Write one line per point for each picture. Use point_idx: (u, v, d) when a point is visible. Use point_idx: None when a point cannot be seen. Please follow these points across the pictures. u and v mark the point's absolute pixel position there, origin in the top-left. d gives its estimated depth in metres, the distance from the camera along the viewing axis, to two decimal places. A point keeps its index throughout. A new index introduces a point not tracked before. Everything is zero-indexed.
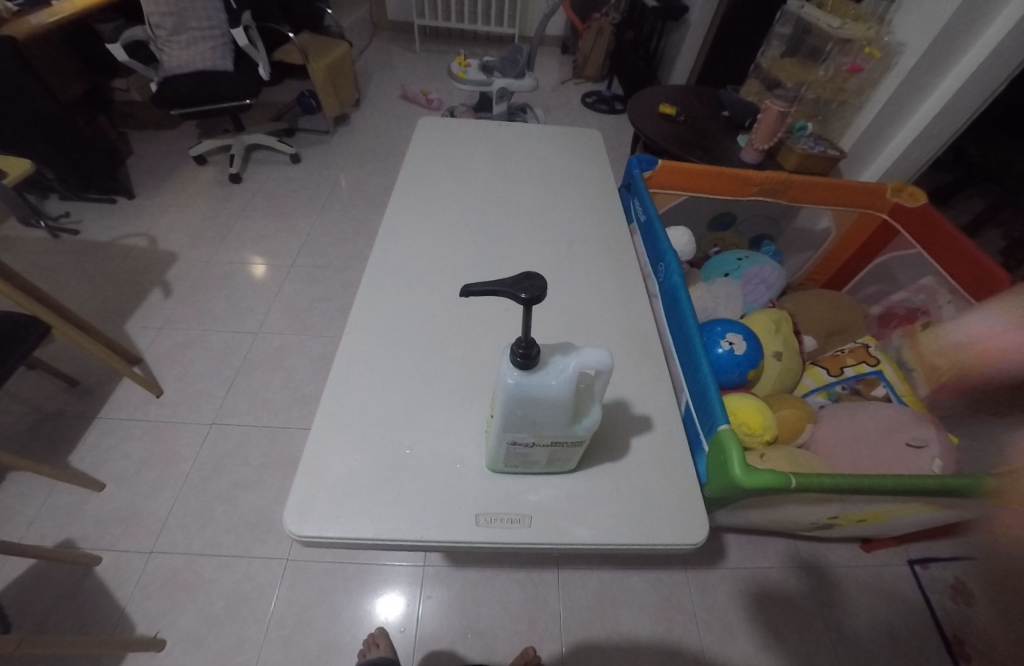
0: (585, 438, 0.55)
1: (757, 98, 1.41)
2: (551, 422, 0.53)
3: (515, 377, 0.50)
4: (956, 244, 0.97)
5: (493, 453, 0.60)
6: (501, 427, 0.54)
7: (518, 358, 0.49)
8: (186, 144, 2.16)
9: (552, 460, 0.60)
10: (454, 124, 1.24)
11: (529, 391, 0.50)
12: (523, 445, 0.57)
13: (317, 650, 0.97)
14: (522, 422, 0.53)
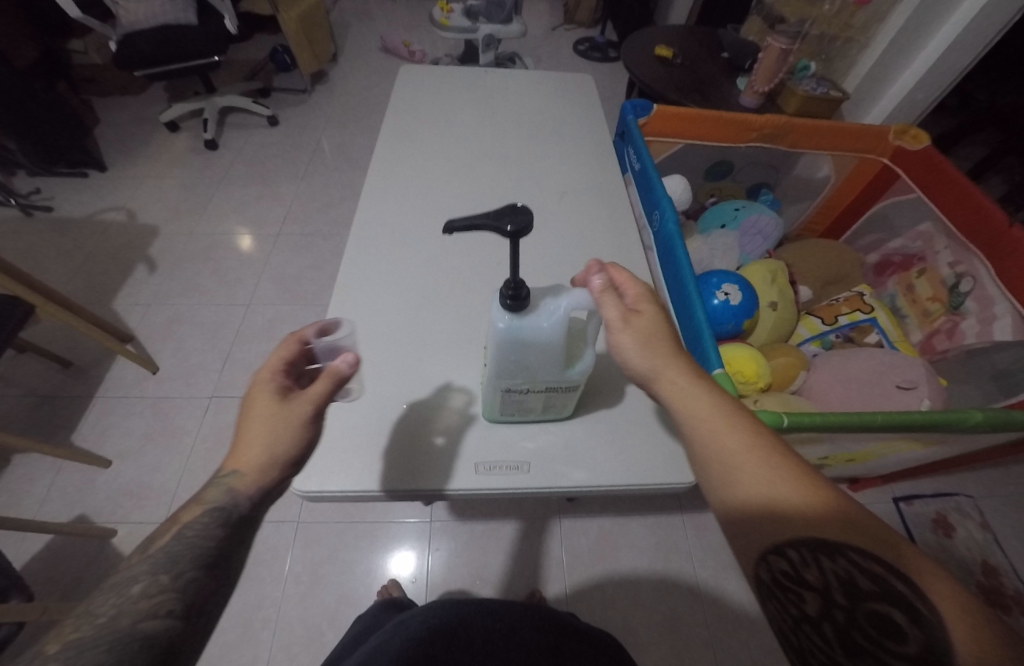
0: (579, 382, 0.55)
1: (758, 37, 1.33)
2: (543, 366, 0.54)
3: (506, 320, 0.49)
4: (958, 187, 0.95)
5: (489, 402, 0.60)
6: (494, 373, 0.54)
7: (508, 301, 0.48)
8: (154, 108, 2.04)
9: (548, 406, 0.61)
10: (437, 72, 1.17)
11: (520, 334, 0.50)
12: (517, 392, 0.57)
13: (335, 604, 1.02)
14: (515, 366, 0.53)
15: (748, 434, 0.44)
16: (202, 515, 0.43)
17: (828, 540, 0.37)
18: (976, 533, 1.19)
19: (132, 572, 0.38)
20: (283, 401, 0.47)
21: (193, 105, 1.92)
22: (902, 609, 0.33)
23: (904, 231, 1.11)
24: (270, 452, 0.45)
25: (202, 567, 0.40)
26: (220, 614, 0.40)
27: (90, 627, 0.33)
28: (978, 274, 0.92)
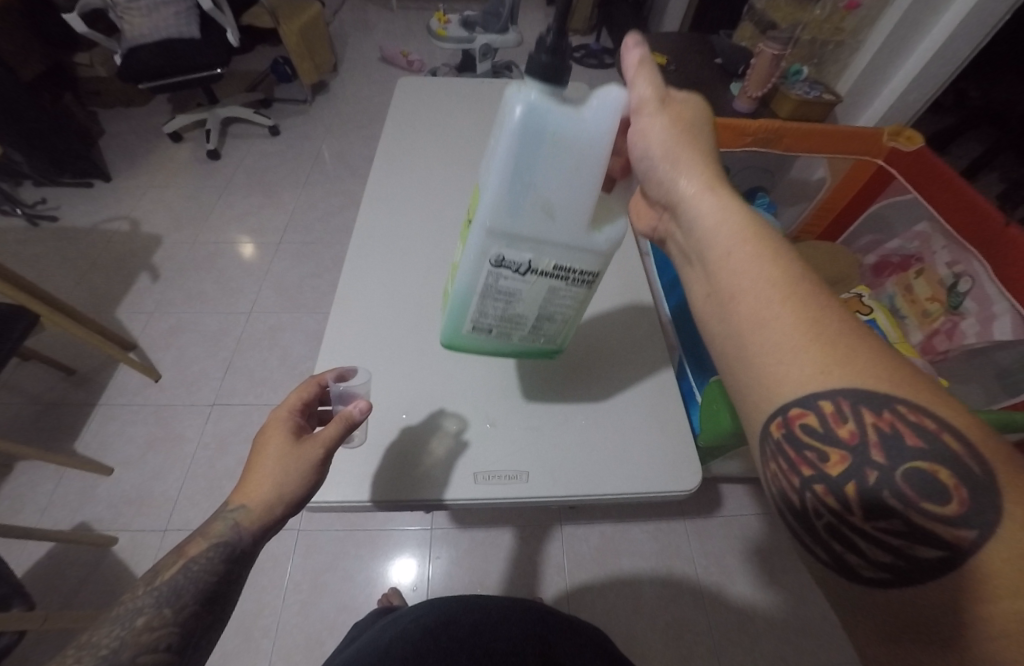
0: (604, 253, 0.47)
1: (750, 43, 1.34)
2: (564, 209, 0.44)
3: (538, 97, 0.40)
4: (954, 188, 0.94)
5: (472, 275, 0.49)
6: (495, 202, 0.44)
7: (548, 61, 0.40)
8: (158, 121, 2.07)
9: (540, 297, 0.52)
10: (436, 82, 1.19)
11: (553, 125, 0.40)
12: (513, 259, 0.47)
13: (335, 612, 1.02)
14: (531, 198, 0.44)
15: (787, 261, 0.38)
16: (205, 551, 0.49)
17: (868, 387, 0.32)
18: None
19: (137, 604, 0.45)
20: (296, 439, 0.52)
21: (197, 117, 1.95)
22: (954, 469, 0.29)
23: (902, 231, 1.11)
24: (275, 490, 0.50)
25: (200, 602, 0.46)
26: (213, 639, 0.47)
27: (95, 658, 0.40)
28: (975, 271, 0.91)
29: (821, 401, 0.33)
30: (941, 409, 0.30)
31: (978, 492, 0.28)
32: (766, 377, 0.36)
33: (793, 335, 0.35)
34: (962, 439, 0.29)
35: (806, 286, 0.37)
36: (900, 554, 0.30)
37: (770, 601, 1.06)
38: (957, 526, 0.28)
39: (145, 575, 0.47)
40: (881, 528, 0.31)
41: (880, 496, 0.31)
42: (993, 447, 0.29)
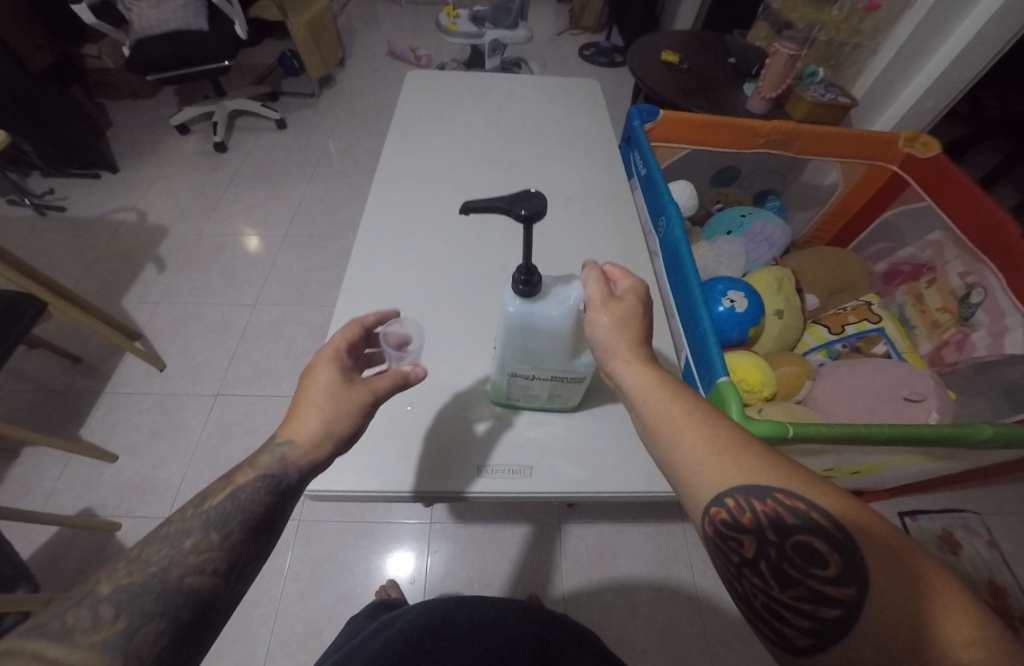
0: (586, 374, 0.56)
1: (764, 43, 1.31)
2: (550, 356, 0.55)
3: (516, 306, 0.50)
4: (969, 196, 0.92)
5: (496, 385, 0.62)
6: (502, 356, 0.56)
7: (520, 285, 0.49)
8: (168, 111, 2.08)
9: (553, 396, 0.62)
10: (445, 75, 1.18)
11: (530, 320, 0.51)
12: (523, 378, 0.59)
13: (332, 601, 1.03)
14: (521, 354, 0.55)
15: (689, 398, 0.47)
16: (252, 480, 0.46)
17: (761, 488, 0.39)
18: (983, 550, 1.15)
19: (186, 525, 0.42)
20: (347, 382, 0.51)
21: (206, 109, 1.95)
22: (827, 539, 0.36)
23: (913, 240, 1.09)
24: (325, 428, 0.49)
25: (245, 529, 0.44)
26: (259, 569, 0.45)
27: (144, 574, 0.38)
28: (988, 282, 0.91)
29: (728, 501, 0.40)
30: (813, 493, 0.38)
31: (846, 553, 0.35)
32: (688, 494, 0.43)
33: (698, 455, 0.43)
34: (828, 515, 0.36)
35: (705, 415, 0.46)
36: (816, 617, 0.35)
37: None
38: (840, 585, 0.34)
39: (194, 498, 0.44)
40: (794, 597, 0.37)
41: (784, 570, 0.37)
42: (854, 514, 0.36)
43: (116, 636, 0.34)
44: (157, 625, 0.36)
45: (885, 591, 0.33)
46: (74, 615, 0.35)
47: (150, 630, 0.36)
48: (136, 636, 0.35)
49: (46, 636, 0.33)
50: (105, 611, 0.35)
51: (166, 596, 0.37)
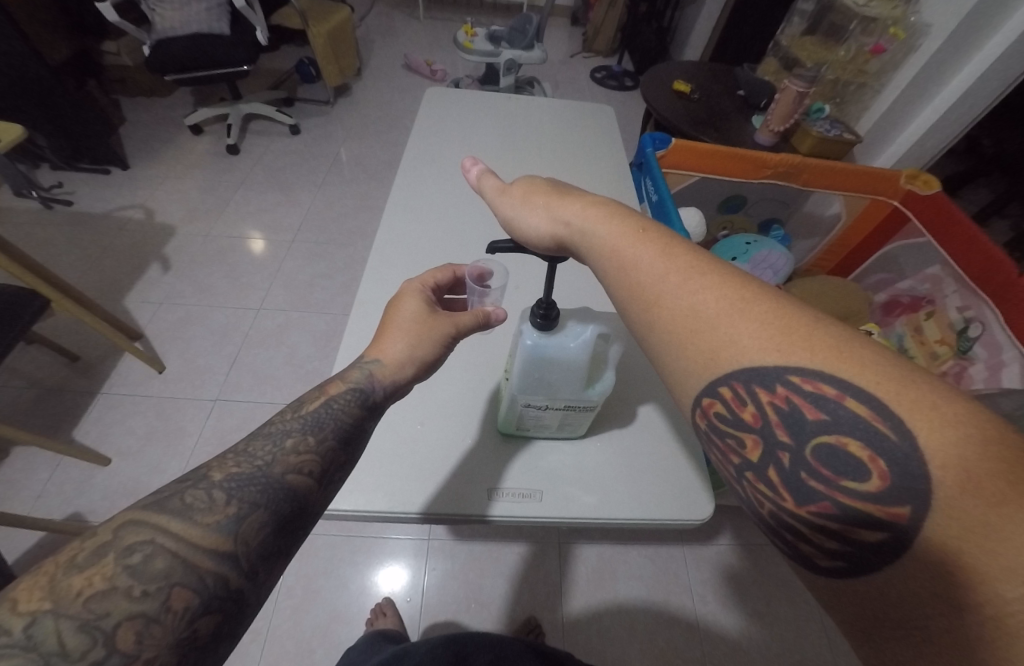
0: (598, 403, 0.57)
1: (774, 77, 1.39)
2: (565, 385, 0.56)
3: (534, 338, 0.52)
4: (967, 234, 0.96)
5: (506, 415, 0.62)
6: (516, 388, 0.57)
7: (538, 319, 0.51)
8: (178, 111, 2.08)
9: (563, 424, 0.62)
10: (464, 93, 1.21)
11: (547, 351, 0.53)
12: (536, 408, 0.59)
13: (326, 619, 1.00)
14: (537, 384, 0.56)
15: (678, 250, 0.39)
16: (344, 392, 0.49)
17: (762, 365, 0.32)
18: None
19: (285, 427, 0.44)
20: (432, 312, 0.57)
21: (219, 112, 1.96)
22: (863, 439, 0.29)
23: (912, 274, 1.12)
24: (409, 352, 0.54)
25: (340, 440, 0.46)
26: (345, 480, 0.46)
27: (250, 466, 0.40)
28: (987, 318, 0.92)
29: (722, 386, 0.34)
30: (850, 371, 0.30)
31: (900, 464, 0.27)
32: (672, 382, 0.37)
33: (689, 328, 0.36)
34: (872, 402, 0.29)
35: (701, 264, 0.37)
36: (849, 538, 0.29)
37: (762, 634, 1.05)
38: (887, 504, 0.28)
39: (291, 403, 0.47)
40: (816, 516, 0.30)
41: (799, 481, 0.31)
42: (907, 395, 0.28)
43: (228, 520, 0.36)
44: (261, 514, 0.37)
45: (955, 517, 0.26)
46: (191, 496, 0.36)
47: (256, 518, 0.37)
48: (243, 523, 0.36)
49: (167, 512, 0.34)
50: (218, 495, 0.37)
51: (270, 488, 0.39)
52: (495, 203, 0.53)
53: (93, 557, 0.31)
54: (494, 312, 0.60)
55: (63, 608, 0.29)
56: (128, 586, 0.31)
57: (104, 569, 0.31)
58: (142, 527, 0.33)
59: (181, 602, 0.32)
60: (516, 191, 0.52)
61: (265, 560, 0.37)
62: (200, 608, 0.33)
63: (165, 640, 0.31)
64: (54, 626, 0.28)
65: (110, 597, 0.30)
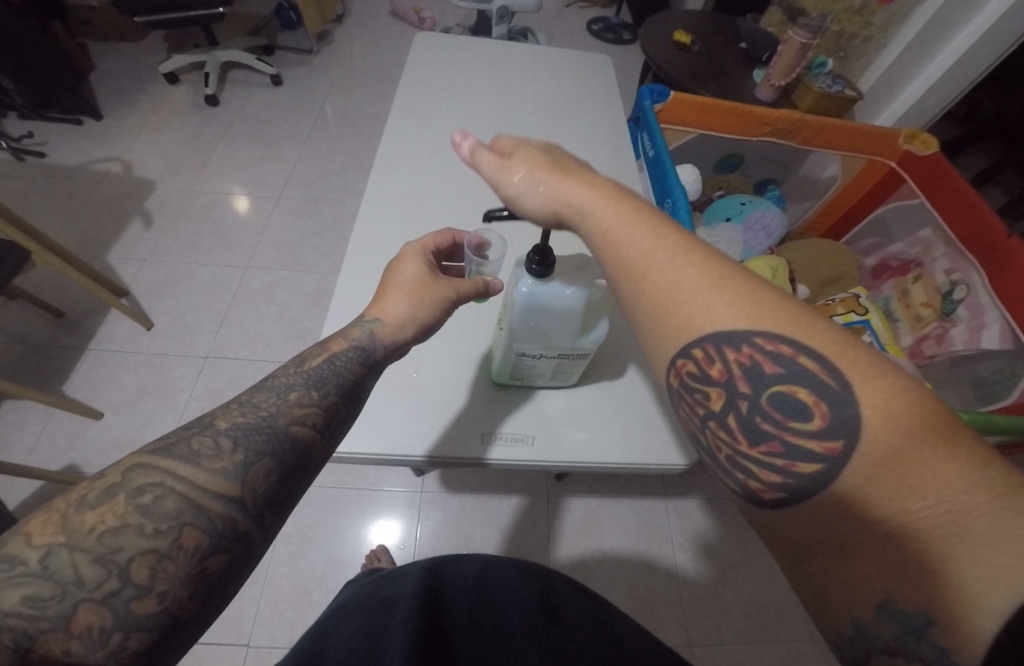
0: (590, 351, 0.58)
1: (777, 29, 1.32)
2: (560, 333, 0.56)
3: (529, 285, 0.52)
4: (960, 196, 0.95)
5: (501, 365, 0.62)
6: (511, 336, 0.57)
7: (534, 265, 0.51)
8: (152, 58, 1.97)
9: (557, 372, 0.63)
10: (454, 37, 1.15)
11: (542, 299, 0.52)
12: (531, 357, 0.59)
13: (323, 564, 1.04)
14: (533, 333, 0.56)
15: (668, 229, 0.40)
16: (345, 350, 0.49)
17: (734, 330, 0.35)
18: None
19: (289, 380, 0.44)
20: (433, 274, 0.56)
21: (195, 58, 1.86)
22: (811, 387, 0.32)
23: (902, 236, 1.12)
24: (410, 314, 0.54)
25: (332, 396, 0.45)
26: (346, 434, 0.47)
27: (255, 416, 0.40)
28: (972, 280, 0.93)
29: (695, 349, 0.37)
30: (804, 334, 0.33)
31: (838, 405, 0.31)
32: (649, 344, 0.40)
33: (669, 301, 0.38)
34: (819, 357, 0.32)
35: (689, 242, 0.39)
36: (794, 477, 0.32)
37: (737, 580, 1.11)
38: (825, 441, 0.31)
39: (293, 359, 0.47)
40: (766, 455, 0.34)
41: (756, 425, 0.34)
42: (849, 354, 0.32)
43: (234, 467, 0.36)
44: (267, 463, 0.38)
45: (887, 450, 0.29)
46: (198, 442, 0.37)
47: (262, 466, 0.38)
48: (250, 470, 0.37)
49: (175, 457, 0.35)
50: (225, 442, 0.37)
51: (275, 438, 0.39)
52: (494, 180, 0.48)
53: (104, 496, 0.32)
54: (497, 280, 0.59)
55: (77, 542, 0.30)
56: (140, 524, 0.32)
57: (115, 507, 0.32)
58: (151, 470, 0.34)
59: (191, 541, 0.33)
60: (516, 164, 0.47)
61: (271, 506, 0.38)
62: (210, 547, 0.34)
63: (178, 574, 0.32)
64: (69, 558, 0.29)
65: (123, 533, 0.31)
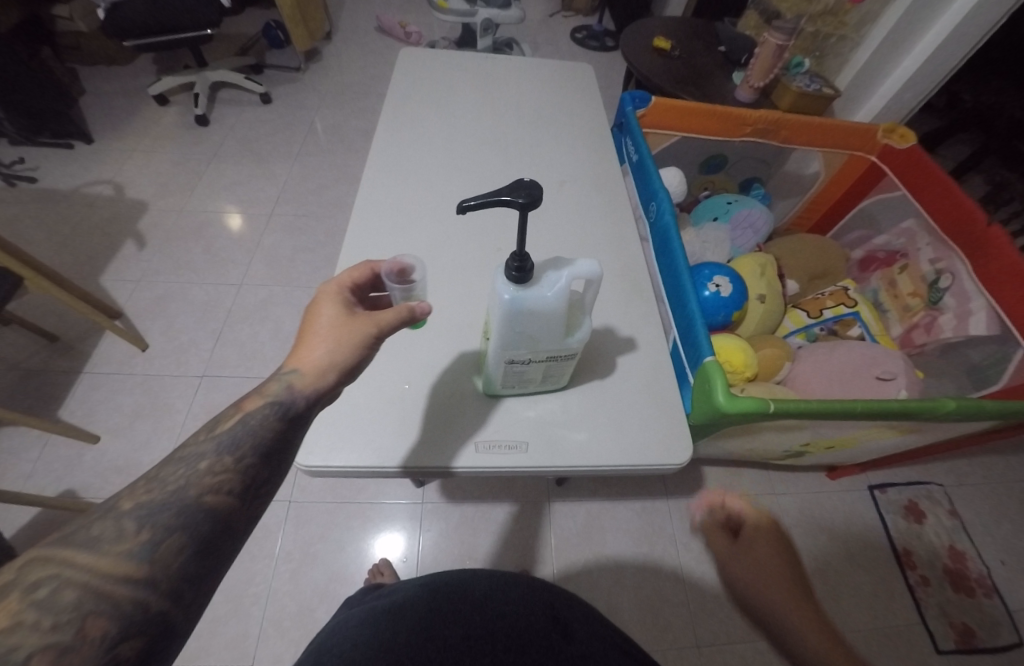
0: (577, 351, 0.59)
1: (755, 32, 1.35)
2: (546, 337, 0.57)
3: (510, 292, 0.51)
4: (941, 186, 0.98)
5: (491, 375, 0.63)
6: (498, 345, 0.57)
7: (512, 272, 0.50)
8: (142, 81, 1.98)
9: (547, 376, 0.64)
10: (438, 52, 1.17)
11: (525, 305, 0.52)
12: (520, 364, 0.60)
13: (326, 580, 1.04)
14: (520, 339, 0.57)
15: None
16: (261, 407, 0.47)
17: None
18: (944, 519, 1.25)
19: (200, 449, 0.43)
20: (349, 315, 0.53)
21: (185, 80, 1.87)
22: None
23: (888, 228, 1.14)
24: (329, 358, 0.51)
25: (242, 461, 0.43)
26: (275, 494, 0.45)
27: (163, 493, 0.39)
28: (957, 269, 0.96)
29: None
30: None
31: None
32: None
33: None
34: None
35: None
36: None
37: None
38: None
39: (205, 426, 0.46)
40: None
41: None
42: None
43: (141, 547, 0.36)
44: (178, 538, 0.37)
45: None
46: (100, 529, 0.36)
47: (173, 541, 0.37)
48: (159, 547, 0.36)
49: (73, 546, 0.35)
50: (128, 525, 0.37)
51: (185, 511, 0.39)
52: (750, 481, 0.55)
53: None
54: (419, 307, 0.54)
55: None
56: (36, 620, 0.30)
57: (7, 608, 0.31)
58: (47, 564, 0.33)
59: (97, 630, 0.32)
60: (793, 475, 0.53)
61: (190, 581, 0.37)
62: (120, 634, 0.32)
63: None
64: None
65: (16, 632, 0.29)
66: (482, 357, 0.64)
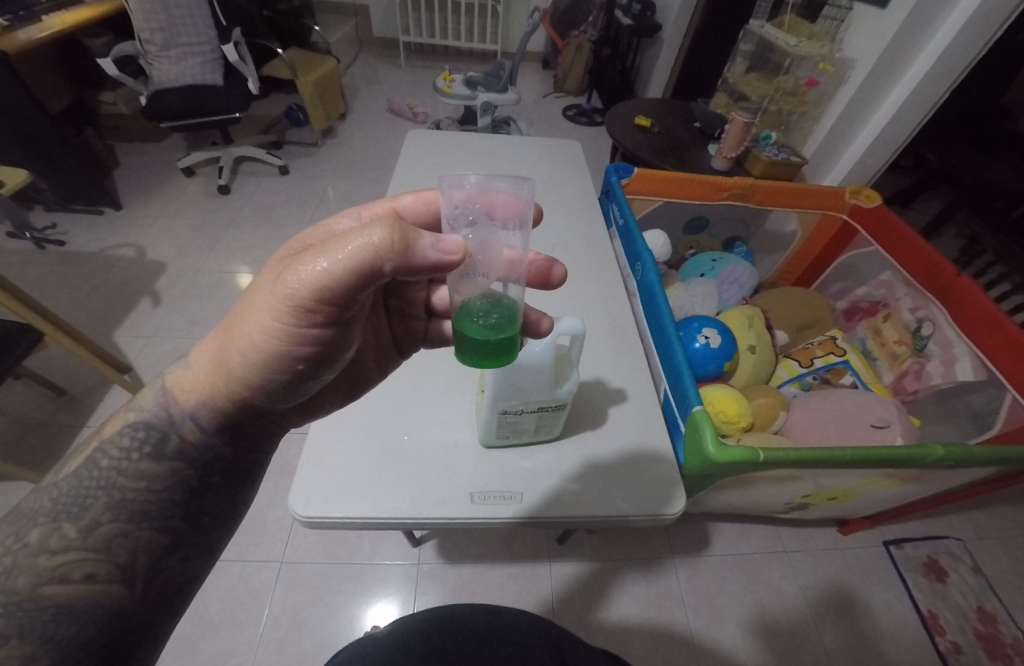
0: (566, 401, 0.61)
1: (726, 110, 1.51)
2: (535, 387, 0.59)
3: None
4: (909, 240, 1.05)
5: (484, 426, 0.64)
6: (491, 397, 0.59)
7: None
8: (171, 156, 2.15)
9: (539, 427, 0.65)
10: (442, 133, 1.29)
11: (515, 358, 0.56)
12: (512, 414, 0.61)
13: (315, 651, 0.97)
14: (511, 390, 0.59)
15: None
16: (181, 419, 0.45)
17: None
18: (968, 577, 1.19)
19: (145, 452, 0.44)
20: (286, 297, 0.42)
21: (211, 154, 2.04)
22: None
23: (869, 279, 1.19)
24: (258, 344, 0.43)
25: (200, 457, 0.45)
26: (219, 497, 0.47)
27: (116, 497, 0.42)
28: (937, 318, 1.00)
29: None
30: None
31: None
32: None
33: None
34: None
35: None
36: None
37: (759, 647, 1.04)
38: None
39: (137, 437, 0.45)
40: None
41: None
42: None
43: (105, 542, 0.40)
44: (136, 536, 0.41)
45: None
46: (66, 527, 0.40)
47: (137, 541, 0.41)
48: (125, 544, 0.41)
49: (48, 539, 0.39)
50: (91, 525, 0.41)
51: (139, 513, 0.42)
52: None
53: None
54: (448, 239, 0.43)
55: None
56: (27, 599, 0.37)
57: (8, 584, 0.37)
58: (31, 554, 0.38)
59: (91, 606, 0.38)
60: None
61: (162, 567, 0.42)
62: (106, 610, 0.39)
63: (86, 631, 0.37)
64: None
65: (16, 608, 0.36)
66: (477, 409, 0.66)
